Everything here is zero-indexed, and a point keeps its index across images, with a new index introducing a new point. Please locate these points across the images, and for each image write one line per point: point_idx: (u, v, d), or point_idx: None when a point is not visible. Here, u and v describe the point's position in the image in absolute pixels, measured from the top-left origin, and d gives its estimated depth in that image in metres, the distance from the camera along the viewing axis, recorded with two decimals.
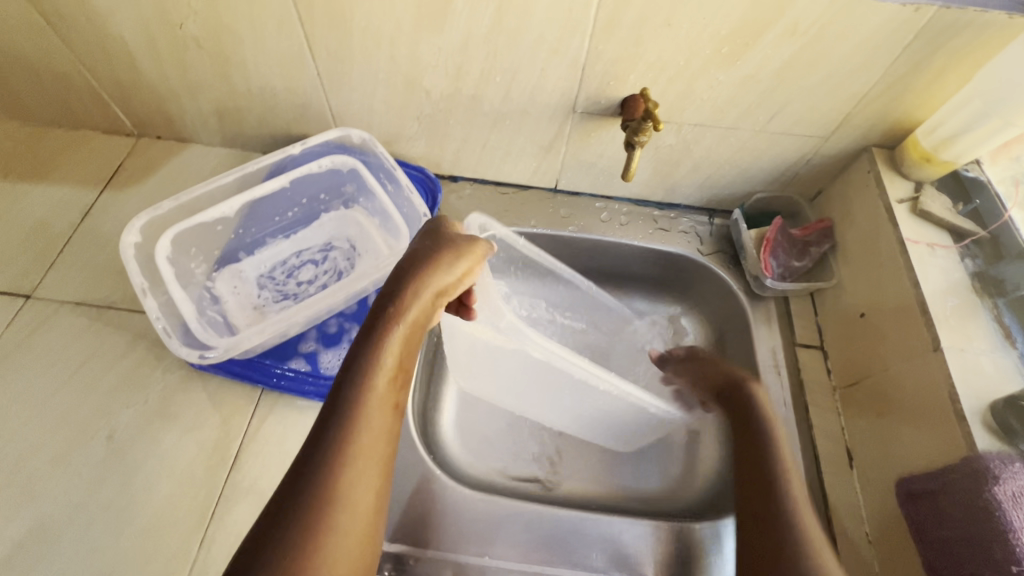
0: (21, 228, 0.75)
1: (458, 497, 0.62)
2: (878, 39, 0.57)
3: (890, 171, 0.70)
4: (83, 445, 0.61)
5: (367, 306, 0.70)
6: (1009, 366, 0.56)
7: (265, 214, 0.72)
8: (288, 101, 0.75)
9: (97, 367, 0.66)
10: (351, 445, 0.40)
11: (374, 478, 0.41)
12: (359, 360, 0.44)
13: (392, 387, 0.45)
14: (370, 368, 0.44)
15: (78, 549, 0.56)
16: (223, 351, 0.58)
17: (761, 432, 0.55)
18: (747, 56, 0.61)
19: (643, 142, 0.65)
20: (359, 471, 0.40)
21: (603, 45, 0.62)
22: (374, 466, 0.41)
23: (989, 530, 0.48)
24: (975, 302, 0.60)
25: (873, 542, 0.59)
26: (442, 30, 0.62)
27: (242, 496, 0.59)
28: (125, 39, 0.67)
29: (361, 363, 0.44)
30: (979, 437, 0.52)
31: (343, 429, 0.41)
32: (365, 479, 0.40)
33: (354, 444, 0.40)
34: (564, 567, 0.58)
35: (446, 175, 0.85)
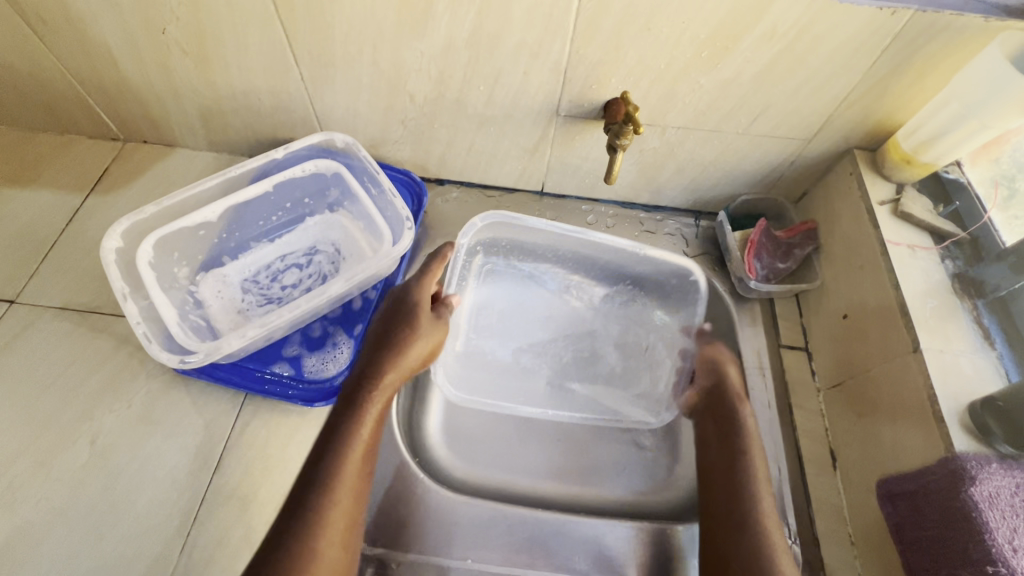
0: (5, 233, 0.75)
1: (440, 500, 0.62)
2: (856, 43, 0.58)
3: (872, 173, 0.70)
4: (65, 449, 0.61)
5: (352, 310, 0.70)
6: (988, 367, 0.57)
7: (249, 218, 0.72)
8: (273, 105, 0.75)
9: (80, 372, 0.65)
10: (323, 515, 0.49)
11: (340, 543, 0.49)
12: (333, 437, 0.53)
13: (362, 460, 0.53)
14: (344, 445, 0.53)
15: (59, 554, 0.56)
16: (203, 356, 0.58)
17: (741, 448, 0.61)
18: (727, 59, 0.61)
19: (624, 145, 0.65)
20: (327, 537, 0.48)
21: (583, 49, 0.62)
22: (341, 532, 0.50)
23: (964, 530, 0.48)
24: (955, 303, 0.60)
25: (855, 542, 0.59)
26: (424, 35, 0.62)
27: (224, 500, 0.59)
28: (109, 44, 0.67)
29: (336, 441, 0.53)
30: (957, 438, 0.52)
31: (315, 502, 0.49)
32: (332, 545, 0.48)
33: (325, 515, 0.49)
34: (547, 569, 0.59)
35: (432, 178, 0.85)
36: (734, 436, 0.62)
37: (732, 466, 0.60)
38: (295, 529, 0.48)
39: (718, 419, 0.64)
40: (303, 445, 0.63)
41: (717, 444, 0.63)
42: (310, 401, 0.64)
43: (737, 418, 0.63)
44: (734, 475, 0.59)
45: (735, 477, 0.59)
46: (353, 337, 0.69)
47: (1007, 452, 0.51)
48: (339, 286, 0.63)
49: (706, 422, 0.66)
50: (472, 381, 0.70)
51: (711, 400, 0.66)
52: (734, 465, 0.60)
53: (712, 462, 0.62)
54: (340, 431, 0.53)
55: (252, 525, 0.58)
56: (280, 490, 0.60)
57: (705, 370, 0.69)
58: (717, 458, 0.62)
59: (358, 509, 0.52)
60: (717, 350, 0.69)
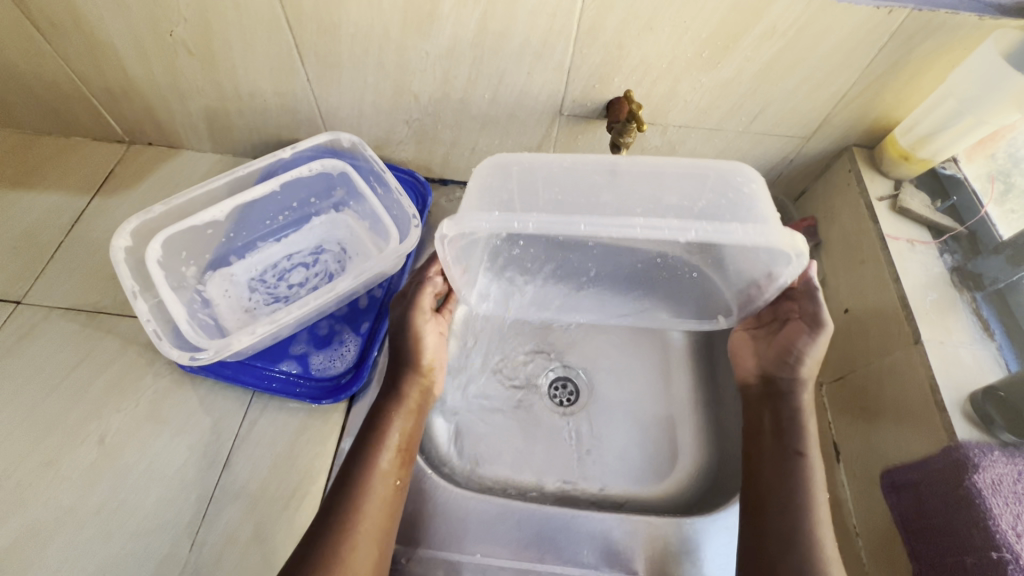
0: (11, 234, 0.76)
1: (447, 496, 0.62)
2: (854, 41, 0.59)
3: (870, 170, 0.71)
4: (73, 449, 0.61)
5: (358, 308, 0.71)
6: (988, 358, 0.58)
7: (256, 218, 0.72)
8: (278, 106, 0.76)
9: (87, 371, 0.66)
10: (353, 529, 0.51)
11: (372, 555, 0.51)
12: (362, 454, 0.55)
13: (390, 473, 0.55)
14: (374, 459, 0.55)
15: (68, 554, 0.55)
16: (213, 353, 0.57)
17: (797, 450, 0.57)
18: (728, 58, 0.62)
19: (628, 143, 0.65)
20: (358, 550, 0.50)
21: (586, 49, 0.63)
22: (372, 545, 0.51)
23: (969, 518, 0.49)
24: (954, 296, 0.61)
25: (860, 533, 0.59)
26: (429, 35, 0.63)
27: (233, 498, 0.59)
28: (116, 45, 0.68)
29: (363, 458, 0.55)
30: (959, 428, 0.52)
31: (345, 517, 0.52)
32: (364, 557, 0.50)
33: (354, 528, 0.51)
34: (554, 563, 0.59)
35: (436, 178, 0.86)
36: (791, 434, 0.58)
37: (786, 469, 0.56)
38: (325, 542, 0.50)
39: (776, 413, 0.60)
40: (311, 442, 0.63)
41: (770, 441, 0.59)
42: (318, 398, 0.64)
43: (796, 408, 0.59)
44: (791, 480, 0.56)
45: (791, 482, 0.55)
46: (360, 334, 0.69)
47: (1009, 440, 0.52)
48: (347, 283, 0.63)
49: (762, 411, 0.61)
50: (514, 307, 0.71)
51: (771, 377, 0.62)
52: (793, 469, 0.56)
53: (762, 458, 0.59)
54: (369, 444, 0.56)
55: (262, 522, 0.58)
56: (290, 488, 0.60)
57: (775, 347, 0.62)
58: (769, 457, 0.58)
59: (390, 522, 0.54)
60: (802, 329, 0.59)
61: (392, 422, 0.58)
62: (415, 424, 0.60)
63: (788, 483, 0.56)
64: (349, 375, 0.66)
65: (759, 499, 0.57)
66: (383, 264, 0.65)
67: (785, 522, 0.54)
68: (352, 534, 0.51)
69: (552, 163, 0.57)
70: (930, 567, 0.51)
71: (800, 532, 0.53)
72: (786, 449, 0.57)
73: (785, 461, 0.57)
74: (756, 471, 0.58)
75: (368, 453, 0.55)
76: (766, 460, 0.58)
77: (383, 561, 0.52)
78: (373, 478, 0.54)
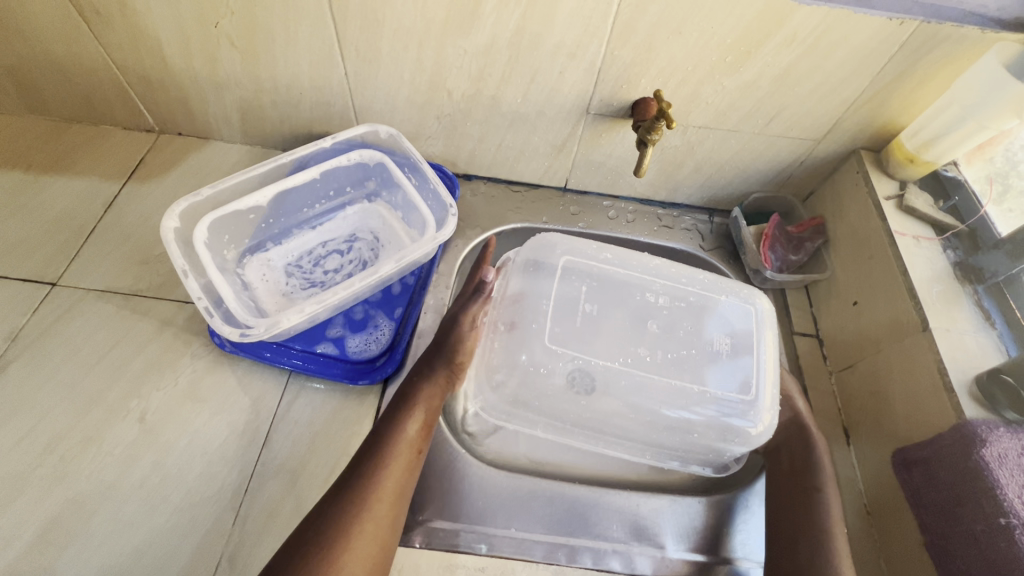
0: (44, 219, 0.76)
1: (479, 476, 0.64)
2: (867, 50, 0.63)
3: (877, 171, 0.76)
4: (114, 426, 0.62)
5: (391, 294, 0.74)
6: (990, 344, 0.62)
7: (294, 205, 0.74)
8: (313, 99, 0.78)
9: (125, 351, 0.67)
10: (370, 489, 0.54)
11: (385, 516, 0.53)
12: (388, 421, 0.59)
13: (413, 441, 0.58)
14: (398, 428, 0.58)
15: (113, 527, 0.56)
16: (263, 330, 0.59)
17: (816, 484, 0.62)
18: (749, 63, 0.66)
19: (654, 140, 0.69)
20: (375, 507, 0.53)
21: (617, 50, 0.67)
22: (386, 506, 0.54)
23: (980, 488, 0.52)
24: (957, 288, 0.65)
25: (870, 512, 0.63)
26: (469, 33, 0.66)
27: (274, 474, 0.61)
28: (159, 36, 0.70)
29: (390, 427, 0.58)
30: (967, 407, 0.56)
31: (365, 476, 0.55)
32: (379, 517, 0.53)
33: (371, 488, 0.54)
34: (584, 537, 0.61)
35: (460, 174, 0.89)
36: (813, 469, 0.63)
37: (801, 483, 0.63)
38: (345, 497, 0.53)
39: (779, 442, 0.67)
40: (347, 422, 0.65)
41: (791, 477, 0.64)
42: (354, 378, 0.66)
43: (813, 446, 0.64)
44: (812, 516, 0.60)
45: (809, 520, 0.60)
46: (394, 319, 0.72)
47: (1013, 418, 0.55)
48: (389, 267, 0.66)
49: (785, 448, 0.66)
50: (580, 336, 0.65)
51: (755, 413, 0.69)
52: (810, 503, 0.61)
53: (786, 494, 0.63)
54: (395, 415, 0.59)
55: (303, 496, 0.60)
56: (328, 466, 0.62)
57: None
58: (790, 492, 0.63)
59: (404, 488, 0.56)
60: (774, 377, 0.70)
61: (416, 400, 0.60)
62: (440, 404, 0.62)
63: (804, 512, 0.61)
64: (384, 358, 0.68)
65: (780, 530, 0.61)
66: (421, 251, 0.68)
67: (789, 520, 0.61)
68: (368, 491, 0.54)
69: (597, 344, 0.66)
70: (939, 536, 0.54)
71: (824, 561, 0.57)
72: (805, 486, 0.62)
73: (805, 499, 0.62)
74: (782, 503, 0.63)
75: (393, 422, 0.58)
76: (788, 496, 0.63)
77: (397, 524, 0.54)
78: (394, 445, 0.57)
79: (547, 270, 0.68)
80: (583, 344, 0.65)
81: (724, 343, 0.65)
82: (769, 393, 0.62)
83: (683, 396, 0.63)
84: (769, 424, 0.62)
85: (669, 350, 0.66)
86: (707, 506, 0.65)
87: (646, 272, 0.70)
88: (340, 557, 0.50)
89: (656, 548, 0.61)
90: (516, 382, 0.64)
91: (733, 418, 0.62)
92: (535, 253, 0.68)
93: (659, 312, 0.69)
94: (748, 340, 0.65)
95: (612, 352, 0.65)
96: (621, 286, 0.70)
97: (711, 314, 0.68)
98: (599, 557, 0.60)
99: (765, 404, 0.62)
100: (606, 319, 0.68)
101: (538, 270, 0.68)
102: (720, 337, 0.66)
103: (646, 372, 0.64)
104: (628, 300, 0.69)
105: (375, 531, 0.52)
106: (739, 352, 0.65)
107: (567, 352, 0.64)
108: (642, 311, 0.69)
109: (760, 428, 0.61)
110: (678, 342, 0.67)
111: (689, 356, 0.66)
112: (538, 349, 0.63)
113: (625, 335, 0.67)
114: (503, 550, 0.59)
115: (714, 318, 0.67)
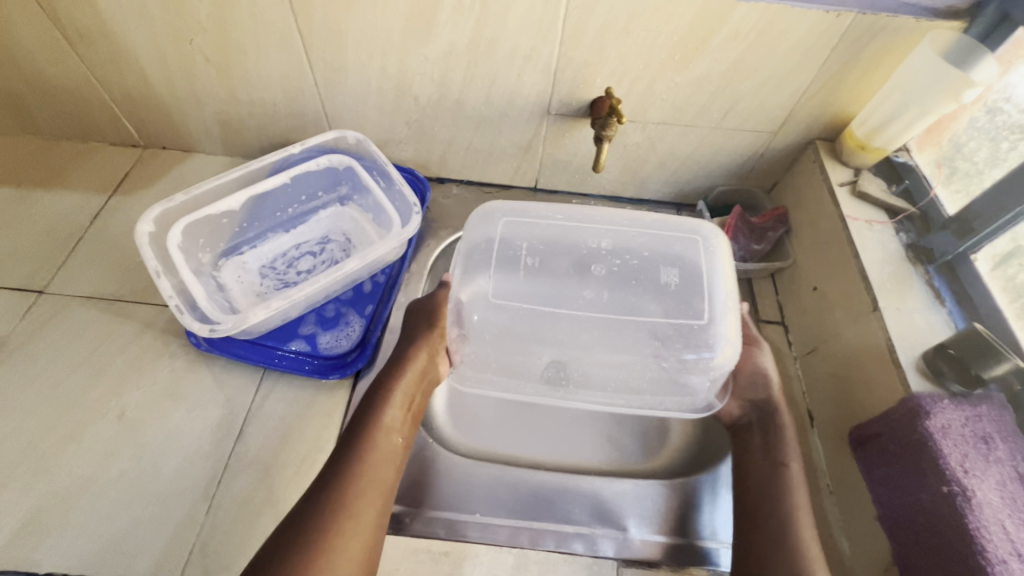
0: (33, 231, 0.80)
1: (447, 464, 0.66)
2: (809, 43, 0.66)
3: (832, 160, 0.78)
4: (95, 423, 0.64)
5: (362, 292, 0.76)
6: (941, 322, 0.63)
7: (267, 209, 0.77)
8: (288, 110, 0.82)
9: (107, 352, 0.70)
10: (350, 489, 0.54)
11: (370, 513, 0.54)
12: (364, 423, 0.59)
13: (393, 436, 0.60)
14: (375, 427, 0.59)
15: (91, 518, 0.59)
16: (231, 326, 0.62)
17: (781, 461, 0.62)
18: (697, 59, 0.69)
19: (611, 136, 0.72)
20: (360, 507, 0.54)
21: (570, 52, 0.69)
22: (372, 503, 0.55)
23: (925, 458, 0.53)
24: (908, 269, 0.67)
25: (833, 491, 0.64)
26: (428, 41, 0.70)
27: (247, 465, 0.63)
28: (139, 54, 0.74)
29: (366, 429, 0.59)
30: (914, 381, 0.57)
31: (346, 474, 0.55)
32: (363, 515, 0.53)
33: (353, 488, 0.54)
34: (549, 521, 0.63)
35: (434, 177, 0.92)
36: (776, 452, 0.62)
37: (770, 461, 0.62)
38: (327, 490, 0.54)
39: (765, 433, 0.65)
40: (317, 414, 0.67)
41: (762, 461, 0.63)
42: (325, 373, 0.69)
43: (771, 401, 0.66)
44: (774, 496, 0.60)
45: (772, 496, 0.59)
46: (364, 316, 0.74)
47: (958, 391, 0.56)
48: (354, 264, 0.68)
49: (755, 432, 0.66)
50: (527, 291, 0.64)
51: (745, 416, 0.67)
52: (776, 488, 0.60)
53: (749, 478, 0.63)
54: (373, 408, 0.61)
55: (274, 485, 0.62)
56: (298, 457, 0.64)
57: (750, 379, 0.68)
58: (758, 470, 0.63)
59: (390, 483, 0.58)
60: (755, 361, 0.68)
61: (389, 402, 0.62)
62: (416, 402, 0.64)
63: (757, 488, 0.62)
64: (355, 353, 0.71)
65: (749, 520, 0.60)
66: (386, 247, 0.71)
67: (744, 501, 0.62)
68: (363, 470, 0.56)
69: (548, 313, 0.63)
70: (891, 509, 0.55)
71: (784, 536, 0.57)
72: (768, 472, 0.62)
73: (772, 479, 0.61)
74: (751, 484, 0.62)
75: (373, 413, 0.60)
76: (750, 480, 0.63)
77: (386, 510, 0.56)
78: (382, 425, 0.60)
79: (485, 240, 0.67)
80: (549, 325, 0.63)
81: (673, 276, 0.65)
82: (727, 270, 0.63)
83: (664, 326, 0.63)
84: (732, 351, 0.60)
85: (606, 257, 0.67)
86: (674, 489, 0.66)
87: (597, 221, 0.68)
88: (335, 534, 0.51)
89: (618, 530, 0.62)
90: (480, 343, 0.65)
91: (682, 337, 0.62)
92: (474, 228, 0.67)
93: (577, 216, 0.68)
94: (695, 267, 0.64)
95: (553, 304, 0.64)
96: (547, 231, 0.68)
97: (639, 226, 0.68)
98: (562, 541, 0.61)
99: (726, 333, 0.61)
100: (555, 271, 0.66)
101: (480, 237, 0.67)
102: (620, 233, 0.68)
103: (607, 316, 0.64)
104: (549, 229, 0.68)
105: (364, 525, 0.53)
106: (682, 287, 0.64)
107: (543, 345, 0.64)
108: (571, 247, 0.67)
109: (724, 357, 0.61)
110: (616, 252, 0.67)
111: (624, 268, 0.66)
112: (499, 316, 0.63)
113: (570, 284, 0.65)
114: (465, 534, 0.61)
115: (625, 223, 0.68)
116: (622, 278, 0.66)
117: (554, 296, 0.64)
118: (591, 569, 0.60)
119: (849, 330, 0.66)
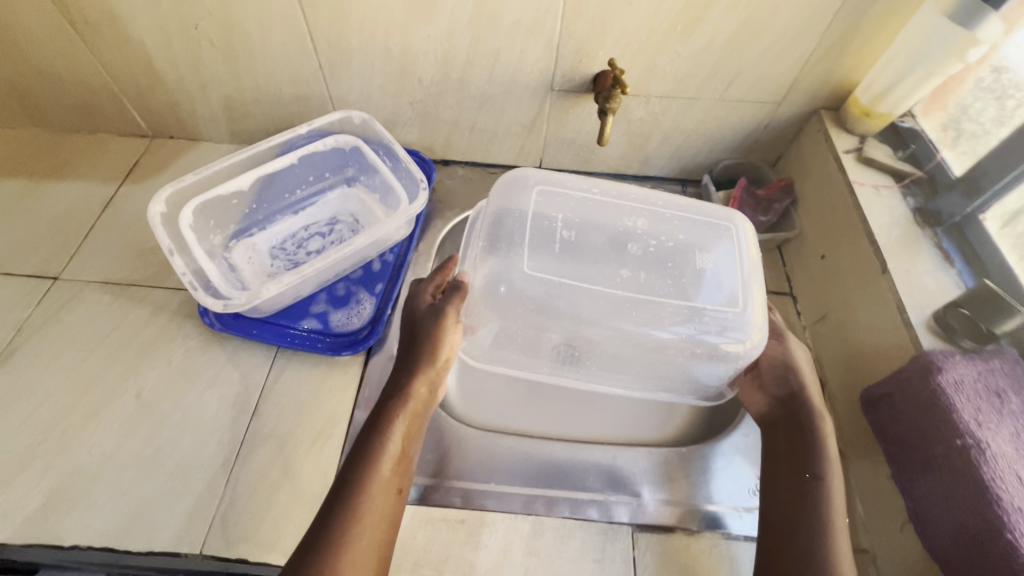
0: (46, 220, 0.81)
1: (458, 436, 0.66)
2: (812, 8, 0.66)
3: (837, 128, 0.78)
4: (112, 403, 0.65)
5: (372, 271, 0.77)
6: (950, 281, 0.63)
7: (276, 191, 0.78)
8: (293, 94, 0.82)
9: (122, 335, 0.71)
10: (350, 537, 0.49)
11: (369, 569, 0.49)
12: (362, 458, 0.53)
13: (392, 479, 0.54)
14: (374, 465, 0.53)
15: (111, 494, 0.60)
16: (244, 302, 0.63)
17: (801, 424, 0.61)
18: (699, 28, 0.69)
19: (614, 108, 0.72)
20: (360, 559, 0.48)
21: (572, 25, 0.70)
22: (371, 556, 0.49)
23: (938, 413, 0.53)
24: (916, 232, 0.67)
25: (845, 455, 0.65)
26: (430, 18, 0.70)
27: (263, 440, 0.64)
28: (145, 41, 0.75)
29: (364, 470, 0.53)
30: (924, 339, 0.58)
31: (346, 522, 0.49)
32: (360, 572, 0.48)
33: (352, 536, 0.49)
34: (563, 489, 0.63)
35: (439, 160, 0.92)
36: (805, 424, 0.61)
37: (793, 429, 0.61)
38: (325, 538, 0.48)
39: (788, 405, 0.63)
40: (332, 390, 0.68)
41: (781, 429, 0.63)
42: (337, 350, 0.70)
43: (786, 369, 0.64)
44: (796, 462, 0.59)
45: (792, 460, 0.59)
46: (375, 294, 0.75)
47: (969, 347, 0.56)
48: (364, 240, 0.69)
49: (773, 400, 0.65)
50: (559, 265, 0.63)
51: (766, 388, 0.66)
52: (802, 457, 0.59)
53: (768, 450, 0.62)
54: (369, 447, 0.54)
55: (291, 459, 0.62)
56: (313, 431, 0.64)
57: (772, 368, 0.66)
58: (783, 442, 0.62)
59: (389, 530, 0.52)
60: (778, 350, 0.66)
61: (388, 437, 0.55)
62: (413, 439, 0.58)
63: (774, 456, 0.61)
64: (366, 330, 0.72)
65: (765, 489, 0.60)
66: (395, 223, 0.71)
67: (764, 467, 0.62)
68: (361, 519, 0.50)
69: (575, 287, 0.62)
70: (905, 466, 0.55)
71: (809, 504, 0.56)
72: (792, 444, 0.61)
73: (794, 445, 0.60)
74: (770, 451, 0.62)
75: (371, 451, 0.54)
76: (766, 446, 0.63)
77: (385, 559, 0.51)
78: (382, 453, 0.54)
79: (521, 204, 0.66)
80: (565, 296, 0.62)
81: (708, 261, 0.65)
82: (752, 256, 0.64)
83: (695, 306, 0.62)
84: (758, 337, 0.62)
85: (636, 237, 0.68)
86: (687, 458, 0.66)
87: (630, 201, 0.70)
88: None
89: (632, 496, 0.63)
90: (499, 311, 0.64)
91: (708, 333, 0.61)
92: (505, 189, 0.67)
93: (606, 194, 0.69)
94: (727, 251, 0.65)
95: (586, 277, 0.63)
96: (579, 206, 0.68)
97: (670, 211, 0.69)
98: (577, 507, 0.62)
99: (754, 318, 0.62)
100: (588, 245, 0.66)
101: (512, 204, 0.66)
102: (652, 216, 0.69)
103: (638, 293, 0.63)
104: (584, 204, 0.69)
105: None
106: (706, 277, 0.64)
107: (558, 321, 0.63)
108: (601, 224, 0.68)
109: (751, 343, 0.61)
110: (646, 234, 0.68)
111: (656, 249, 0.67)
112: (534, 283, 0.62)
113: (606, 261, 0.65)
114: (481, 503, 0.61)
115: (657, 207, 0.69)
116: (653, 257, 0.66)
117: (584, 271, 0.64)
118: (605, 534, 0.60)
119: (863, 296, 0.66)
